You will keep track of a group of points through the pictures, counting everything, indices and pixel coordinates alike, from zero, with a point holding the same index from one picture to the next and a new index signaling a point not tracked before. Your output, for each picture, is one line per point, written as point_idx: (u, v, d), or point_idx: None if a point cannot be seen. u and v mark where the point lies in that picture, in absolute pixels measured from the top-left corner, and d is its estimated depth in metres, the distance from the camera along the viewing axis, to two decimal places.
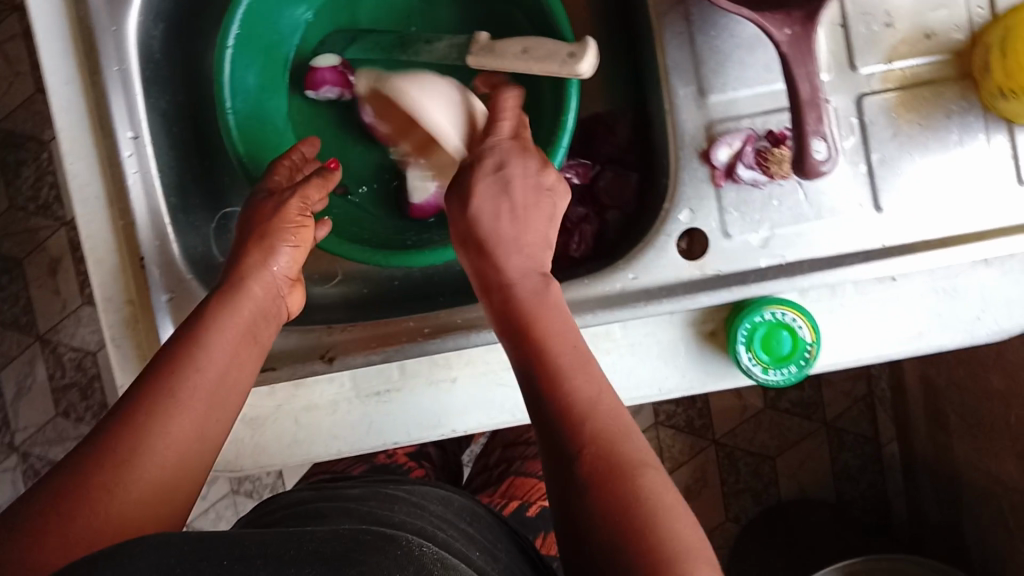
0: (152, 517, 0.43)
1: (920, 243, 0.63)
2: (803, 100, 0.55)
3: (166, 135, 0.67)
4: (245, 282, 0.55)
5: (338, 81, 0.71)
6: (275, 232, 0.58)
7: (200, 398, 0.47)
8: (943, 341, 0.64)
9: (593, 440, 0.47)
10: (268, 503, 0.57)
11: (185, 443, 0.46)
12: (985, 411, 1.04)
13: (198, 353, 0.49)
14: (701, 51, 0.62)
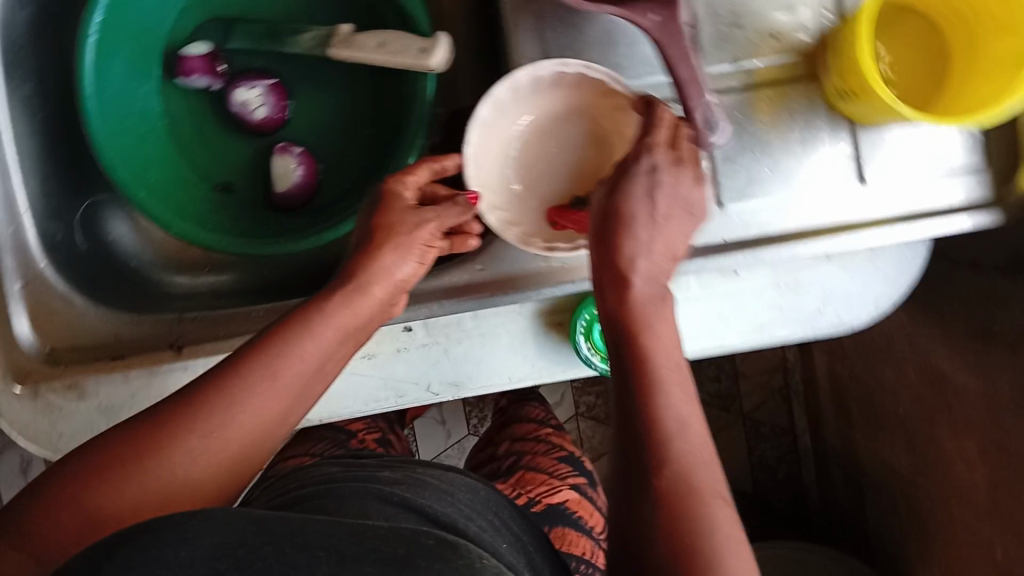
0: (197, 496, 0.45)
1: (764, 239, 0.64)
2: (681, 82, 0.54)
3: (27, 122, 0.68)
4: (367, 284, 0.54)
5: (209, 70, 0.71)
6: (408, 244, 0.56)
7: (276, 395, 0.48)
8: (785, 334, 0.67)
9: (666, 437, 0.46)
10: (298, 478, 0.63)
11: (243, 434, 0.46)
12: (880, 404, 1.06)
13: (295, 352, 0.50)
14: (551, 47, 0.63)
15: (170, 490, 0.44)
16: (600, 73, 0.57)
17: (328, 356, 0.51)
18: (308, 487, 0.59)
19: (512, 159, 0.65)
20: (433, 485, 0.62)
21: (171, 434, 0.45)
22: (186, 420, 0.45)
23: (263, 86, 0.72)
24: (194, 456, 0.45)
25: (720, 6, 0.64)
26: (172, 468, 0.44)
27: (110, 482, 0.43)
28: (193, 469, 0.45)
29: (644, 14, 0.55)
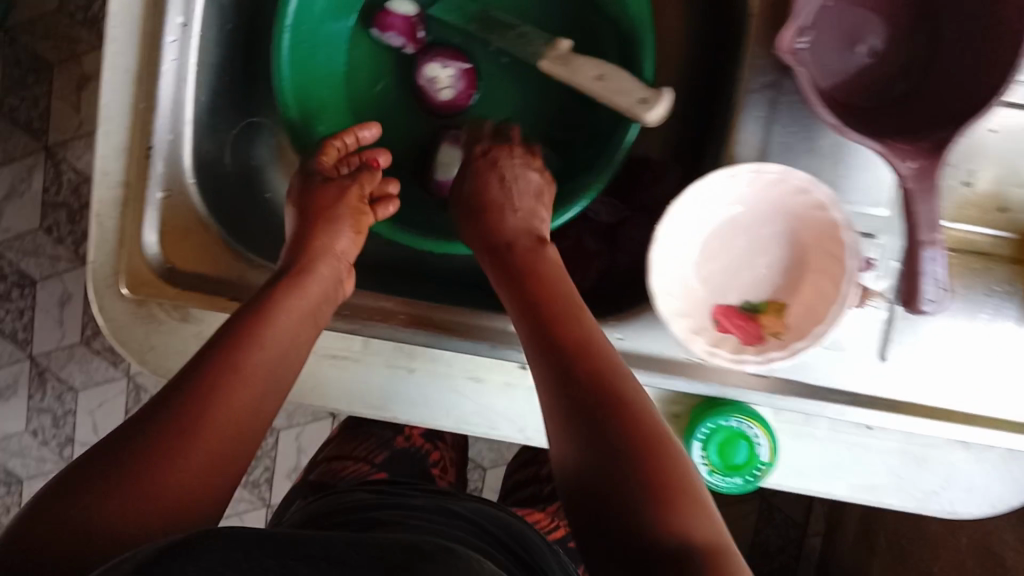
0: (201, 491, 0.45)
1: (910, 406, 0.61)
2: (918, 244, 0.52)
3: (215, 30, 0.65)
4: (314, 263, 0.60)
5: (405, 31, 0.69)
6: (336, 216, 0.64)
7: (268, 381, 0.51)
8: (892, 502, 0.63)
9: (642, 432, 0.47)
10: (332, 502, 0.73)
11: (239, 411, 0.49)
12: (914, 550, 1.03)
13: (265, 327, 0.53)
14: (769, 143, 0.60)
15: (178, 487, 0.44)
16: (823, 195, 0.55)
17: (290, 339, 0.54)
18: (358, 512, 0.68)
19: (714, 267, 0.60)
20: (453, 518, 0.69)
21: (183, 427, 0.46)
22: (193, 420, 0.47)
23: (456, 67, 0.69)
24: (197, 450, 0.46)
25: (959, 158, 0.59)
26: (177, 468, 0.45)
27: (136, 475, 0.44)
28: (193, 463, 0.45)
29: (903, 159, 0.52)
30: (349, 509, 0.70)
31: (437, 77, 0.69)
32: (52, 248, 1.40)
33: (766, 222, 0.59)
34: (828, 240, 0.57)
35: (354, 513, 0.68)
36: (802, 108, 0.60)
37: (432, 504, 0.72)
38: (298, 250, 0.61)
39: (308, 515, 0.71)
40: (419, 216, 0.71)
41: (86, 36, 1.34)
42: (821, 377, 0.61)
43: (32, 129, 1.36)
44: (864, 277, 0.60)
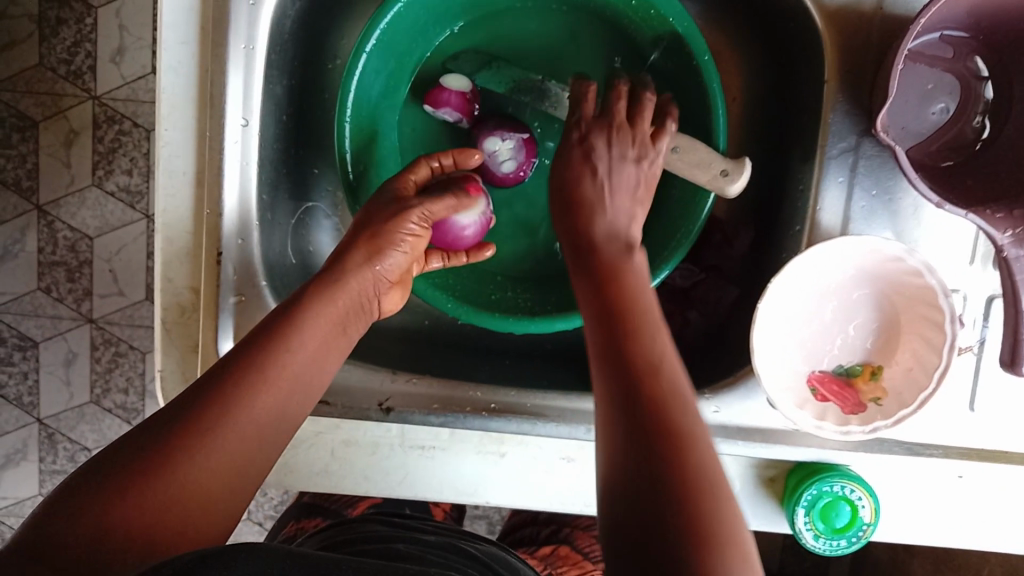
0: (203, 515, 0.43)
1: (999, 453, 0.62)
2: (1020, 308, 0.52)
3: (273, 124, 0.62)
4: (345, 277, 0.56)
5: (461, 106, 0.65)
6: (388, 235, 0.58)
7: (293, 393, 0.49)
8: (990, 544, 0.64)
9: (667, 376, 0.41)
10: (332, 536, 0.64)
11: (253, 432, 0.45)
12: None
13: (290, 342, 0.50)
14: (852, 208, 0.59)
15: (180, 504, 0.42)
16: (919, 263, 0.55)
17: (318, 352, 0.51)
18: (367, 542, 0.60)
19: (813, 336, 0.60)
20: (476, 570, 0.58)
21: (192, 438, 0.43)
22: (208, 426, 0.44)
23: (516, 139, 0.67)
24: (204, 460, 0.43)
25: None
26: (184, 477, 0.42)
27: (140, 486, 0.41)
28: (202, 479, 0.43)
29: (1001, 229, 0.52)
30: (363, 538, 0.62)
31: (497, 152, 0.66)
32: (52, 307, 1.35)
33: (859, 290, 0.59)
34: (925, 306, 0.56)
35: (366, 540, 0.61)
36: (885, 171, 0.58)
37: (442, 542, 0.65)
38: (339, 261, 0.57)
39: (325, 537, 0.65)
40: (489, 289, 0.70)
41: (71, 87, 1.27)
42: (917, 434, 0.62)
43: (21, 188, 1.30)
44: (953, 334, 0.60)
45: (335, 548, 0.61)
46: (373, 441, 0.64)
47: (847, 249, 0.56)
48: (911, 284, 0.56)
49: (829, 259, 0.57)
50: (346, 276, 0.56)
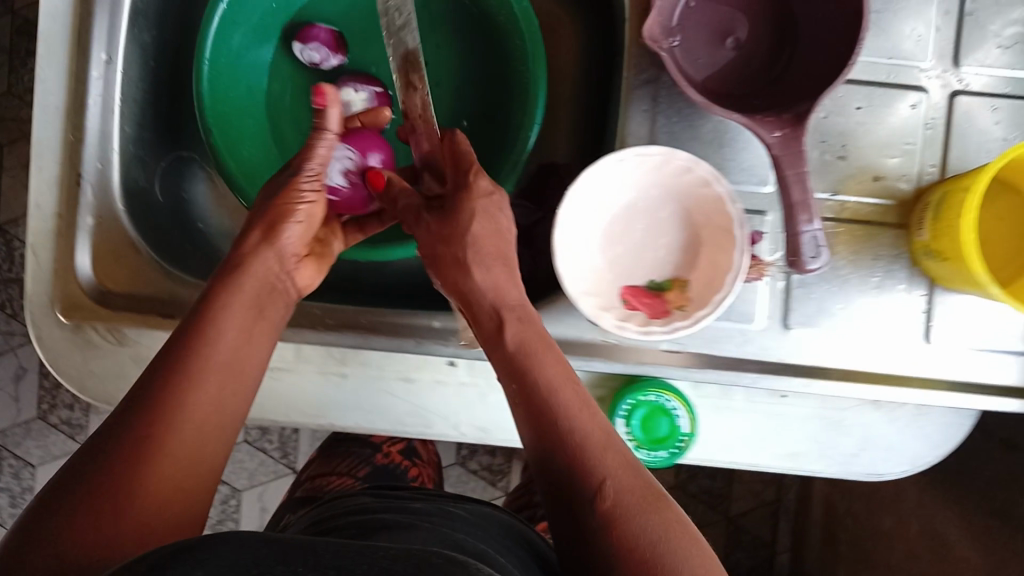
0: (176, 520, 0.47)
1: (816, 370, 0.65)
2: (792, 202, 0.56)
3: (137, 67, 0.68)
4: (249, 258, 0.58)
5: (328, 43, 0.72)
6: (280, 212, 0.60)
7: (224, 379, 0.51)
8: (815, 467, 0.66)
9: (577, 444, 0.49)
10: (330, 507, 0.64)
11: (194, 425, 0.48)
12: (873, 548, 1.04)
13: (206, 336, 0.52)
14: (658, 132, 0.64)
15: (145, 509, 0.45)
16: (706, 172, 0.60)
17: (242, 335, 0.54)
18: (347, 517, 0.59)
19: (625, 253, 0.64)
20: (450, 515, 0.62)
21: (119, 451, 0.46)
22: (144, 437, 0.47)
23: (369, 92, 0.73)
24: (155, 463, 0.46)
25: (831, 135, 0.65)
26: (130, 488, 0.45)
27: (109, 517, 0.43)
28: (157, 485, 0.46)
29: (769, 130, 0.57)
30: (356, 512, 0.60)
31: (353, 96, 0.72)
32: None
33: (659, 208, 0.63)
34: (719, 215, 0.61)
35: (354, 514, 0.59)
36: (680, 99, 0.64)
37: (430, 506, 0.64)
38: (236, 255, 0.59)
39: (319, 510, 0.65)
40: None
41: None
42: (729, 351, 0.64)
43: None
44: (755, 248, 0.63)
45: (320, 523, 0.59)
46: None
47: (622, 166, 0.61)
48: (700, 192, 0.61)
49: (615, 178, 0.62)
50: (219, 269, 0.57)
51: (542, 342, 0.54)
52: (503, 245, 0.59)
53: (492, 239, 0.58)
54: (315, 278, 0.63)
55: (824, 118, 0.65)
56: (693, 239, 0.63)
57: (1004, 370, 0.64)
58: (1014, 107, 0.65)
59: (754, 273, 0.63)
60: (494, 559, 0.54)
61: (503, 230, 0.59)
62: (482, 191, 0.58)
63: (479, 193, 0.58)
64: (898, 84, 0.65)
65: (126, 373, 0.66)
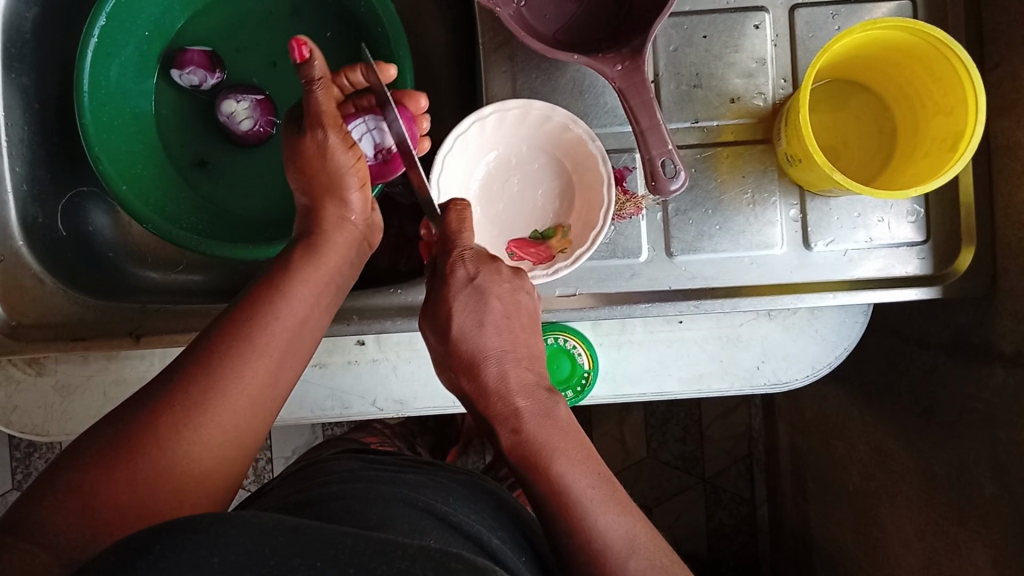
0: (206, 488, 0.48)
1: (705, 290, 0.67)
2: (642, 129, 0.59)
3: (23, 109, 0.71)
4: (327, 233, 0.59)
5: (203, 64, 0.74)
6: (338, 178, 0.59)
7: (284, 356, 0.53)
8: (723, 386, 0.69)
9: (577, 503, 0.52)
10: (307, 468, 0.66)
11: (249, 399, 0.50)
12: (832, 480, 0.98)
13: (278, 310, 0.53)
14: (520, 91, 0.67)
15: (186, 478, 0.47)
16: (563, 117, 0.62)
17: (308, 315, 0.55)
18: (336, 486, 0.56)
19: (503, 211, 0.67)
20: (444, 490, 0.59)
21: (176, 415, 0.48)
22: (200, 403, 0.48)
23: (250, 100, 0.75)
24: (208, 430, 0.48)
25: (683, 66, 0.68)
26: (175, 447, 0.47)
27: (118, 474, 0.45)
28: (201, 453, 0.48)
29: (612, 65, 0.59)
30: (342, 480, 0.58)
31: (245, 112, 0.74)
32: None
33: (526, 167, 0.67)
34: (585, 157, 0.64)
35: (340, 482, 0.57)
36: (536, 55, 0.67)
37: (424, 477, 0.62)
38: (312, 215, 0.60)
39: (299, 479, 0.62)
40: (240, 229, 0.77)
41: None
42: (619, 285, 0.67)
43: None
44: (626, 182, 0.67)
45: (302, 487, 0.58)
46: (134, 373, 0.70)
47: (481, 135, 0.64)
48: (561, 140, 0.65)
49: (479, 145, 0.65)
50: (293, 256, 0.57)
51: (540, 410, 0.56)
52: (523, 326, 0.58)
53: (495, 331, 0.57)
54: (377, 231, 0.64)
55: (675, 51, 0.68)
56: (566, 194, 0.67)
57: (885, 262, 0.68)
58: (858, 11, 0.67)
59: (632, 207, 0.66)
60: (481, 534, 0.53)
61: (518, 310, 0.58)
62: (461, 283, 0.56)
63: (455, 287, 0.56)
64: (739, 8, 0.67)
65: (50, 402, 0.70)
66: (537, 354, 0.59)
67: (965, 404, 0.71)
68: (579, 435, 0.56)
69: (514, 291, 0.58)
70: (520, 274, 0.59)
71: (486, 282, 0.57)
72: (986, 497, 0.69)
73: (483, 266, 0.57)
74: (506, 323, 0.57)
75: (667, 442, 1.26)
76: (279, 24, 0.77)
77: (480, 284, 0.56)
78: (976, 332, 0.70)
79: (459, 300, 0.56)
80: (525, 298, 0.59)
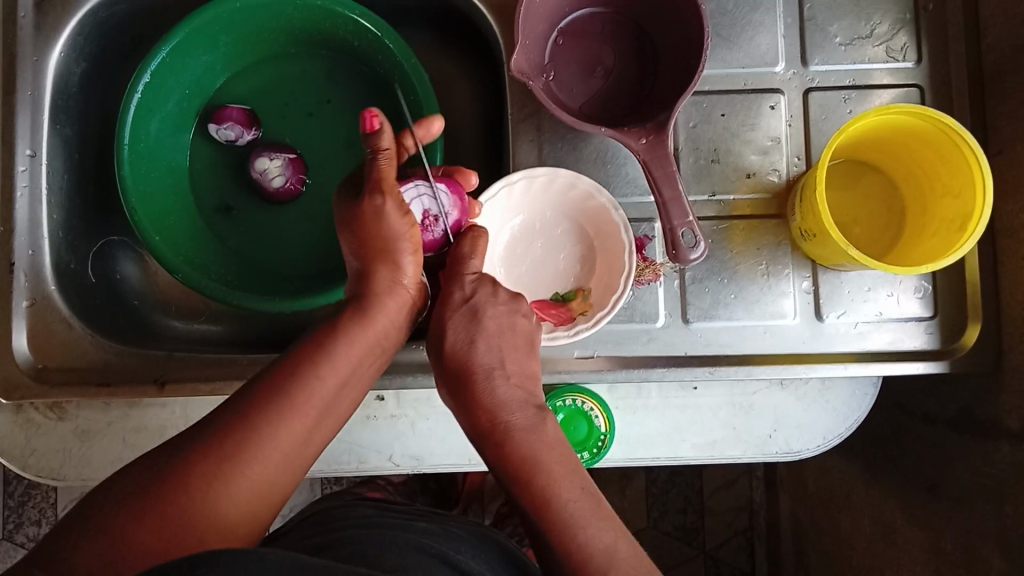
0: (233, 539, 0.48)
1: (720, 356, 0.69)
2: (664, 198, 0.61)
3: (64, 159, 0.73)
4: (376, 296, 0.58)
5: (241, 120, 0.77)
6: (394, 244, 0.57)
7: (322, 417, 0.53)
8: (735, 452, 0.71)
9: (559, 515, 0.53)
10: (319, 513, 0.65)
11: (281, 457, 0.50)
12: (835, 553, 0.98)
13: (318, 371, 0.53)
14: (545, 159, 0.70)
15: (213, 530, 0.47)
16: (588, 185, 0.65)
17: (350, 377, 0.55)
18: (350, 529, 0.56)
19: (526, 273, 0.70)
20: (452, 536, 0.58)
21: (210, 465, 0.48)
22: (233, 456, 0.49)
23: (283, 159, 0.77)
24: (239, 484, 0.48)
25: (701, 142, 0.71)
26: (206, 497, 0.47)
27: (146, 517, 0.45)
28: (231, 507, 0.48)
29: (637, 138, 0.62)
30: (356, 525, 0.57)
31: (278, 166, 0.77)
32: None
33: (549, 231, 0.70)
34: (608, 225, 0.67)
35: (353, 527, 0.56)
36: (562, 125, 0.70)
37: (434, 526, 0.60)
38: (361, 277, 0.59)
39: (314, 522, 0.61)
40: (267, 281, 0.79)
41: None
42: (636, 348, 0.68)
43: None
44: (646, 251, 0.69)
45: (316, 531, 0.57)
46: (155, 419, 0.71)
47: (508, 201, 0.67)
48: (584, 207, 0.67)
49: (505, 210, 0.68)
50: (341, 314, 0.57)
51: (530, 424, 0.57)
52: (518, 345, 0.59)
53: (487, 347, 0.58)
54: (423, 300, 0.62)
55: (694, 127, 0.71)
56: (587, 258, 0.69)
57: (894, 336, 0.69)
58: (868, 96, 0.70)
59: (650, 274, 0.68)
60: None
61: (512, 330, 0.60)
62: (458, 302, 0.59)
63: (454, 306, 0.59)
64: (755, 89, 0.71)
65: (68, 446, 0.70)
66: (533, 375, 0.60)
67: (972, 479, 0.72)
68: (569, 451, 0.56)
69: (510, 313, 0.60)
70: (519, 299, 0.61)
71: (482, 302, 0.59)
72: (994, 574, 0.69)
73: (480, 289, 0.60)
74: (499, 342, 0.59)
75: (667, 512, 1.25)
76: (312, 87, 0.80)
77: (474, 303, 0.59)
78: (982, 407, 0.71)
79: (455, 320, 0.58)
80: (523, 321, 0.61)
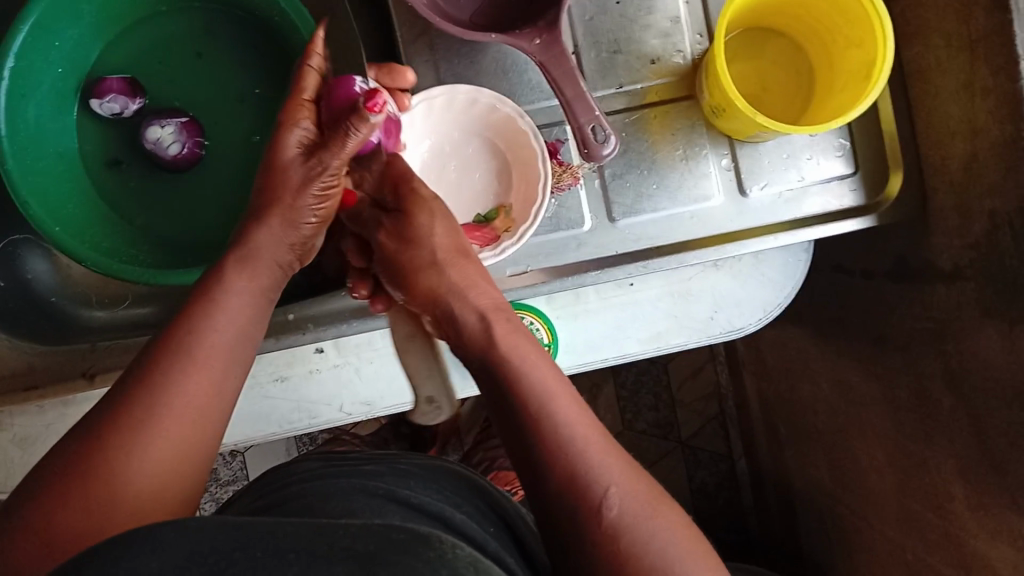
0: (165, 508, 0.45)
1: (653, 249, 0.68)
2: (567, 98, 0.59)
3: None
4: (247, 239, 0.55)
5: (124, 90, 0.73)
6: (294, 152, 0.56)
7: (226, 364, 0.50)
8: (681, 340, 0.72)
9: (545, 419, 0.46)
10: (276, 471, 0.64)
11: (192, 412, 0.47)
12: (804, 420, 0.99)
13: (207, 318, 0.51)
14: (444, 78, 0.68)
15: (140, 502, 0.44)
16: (490, 98, 0.63)
17: (241, 320, 0.52)
18: (302, 486, 0.54)
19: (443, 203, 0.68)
20: (412, 476, 0.57)
21: (120, 436, 0.45)
22: (141, 420, 0.45)
23: (175, 124, 0.74)
24: (155, 449, 0.45)
25: (600, 34, 0.69)
26: (126, 471, 0.44)
27: (65, 505, 0.42)
28: (153, 472, 0.44)
29: (529, 39, 0.59)
30: (313, 481, 0.55)
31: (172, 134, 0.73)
32: None
33: (459, 156, 0.68)
34: (516, 136, 0.65)
35: (308, 482, 0.55)
36: (455, 40, 0.67)
37: (390, 467, 0.58)
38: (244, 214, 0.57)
39: (265, 484, 0.60)
40: (181, 257, 0.76)
41: None
42: (568, 257, 0.68)
43: None
44: (561, 155, 0.68)
45: (269, 493, 0.56)
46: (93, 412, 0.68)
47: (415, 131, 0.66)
48: (490, 122, 0.66)
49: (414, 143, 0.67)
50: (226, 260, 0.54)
51: None
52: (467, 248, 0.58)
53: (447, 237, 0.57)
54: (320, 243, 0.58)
55: (591, 20, 0.69)
56: (502, 173, 0.68)
57: (820, 200, 0.69)
58: None
59: (569, 177, 0.67)
60: (450, 519, 0.51)
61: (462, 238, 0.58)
62: (429, 197, 0.58)
63: (423, 199, 0.58)
64: None
65: (11, 455, 0.69)
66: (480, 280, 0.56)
67: (915, 325, 0.73)
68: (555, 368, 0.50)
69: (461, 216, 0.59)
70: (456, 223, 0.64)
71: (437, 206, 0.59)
72: (946, 413, 0.70)
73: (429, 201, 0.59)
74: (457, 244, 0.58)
75: (640, 411, 1.27)
76: (193, 43, 0.76)
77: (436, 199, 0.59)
78: (918, 253, 0.71)
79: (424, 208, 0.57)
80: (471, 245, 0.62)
